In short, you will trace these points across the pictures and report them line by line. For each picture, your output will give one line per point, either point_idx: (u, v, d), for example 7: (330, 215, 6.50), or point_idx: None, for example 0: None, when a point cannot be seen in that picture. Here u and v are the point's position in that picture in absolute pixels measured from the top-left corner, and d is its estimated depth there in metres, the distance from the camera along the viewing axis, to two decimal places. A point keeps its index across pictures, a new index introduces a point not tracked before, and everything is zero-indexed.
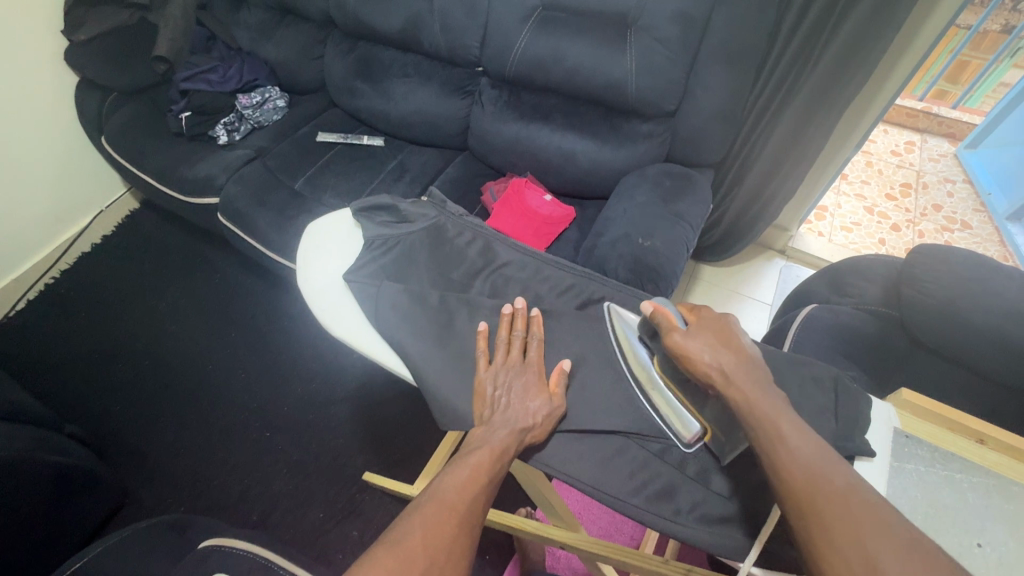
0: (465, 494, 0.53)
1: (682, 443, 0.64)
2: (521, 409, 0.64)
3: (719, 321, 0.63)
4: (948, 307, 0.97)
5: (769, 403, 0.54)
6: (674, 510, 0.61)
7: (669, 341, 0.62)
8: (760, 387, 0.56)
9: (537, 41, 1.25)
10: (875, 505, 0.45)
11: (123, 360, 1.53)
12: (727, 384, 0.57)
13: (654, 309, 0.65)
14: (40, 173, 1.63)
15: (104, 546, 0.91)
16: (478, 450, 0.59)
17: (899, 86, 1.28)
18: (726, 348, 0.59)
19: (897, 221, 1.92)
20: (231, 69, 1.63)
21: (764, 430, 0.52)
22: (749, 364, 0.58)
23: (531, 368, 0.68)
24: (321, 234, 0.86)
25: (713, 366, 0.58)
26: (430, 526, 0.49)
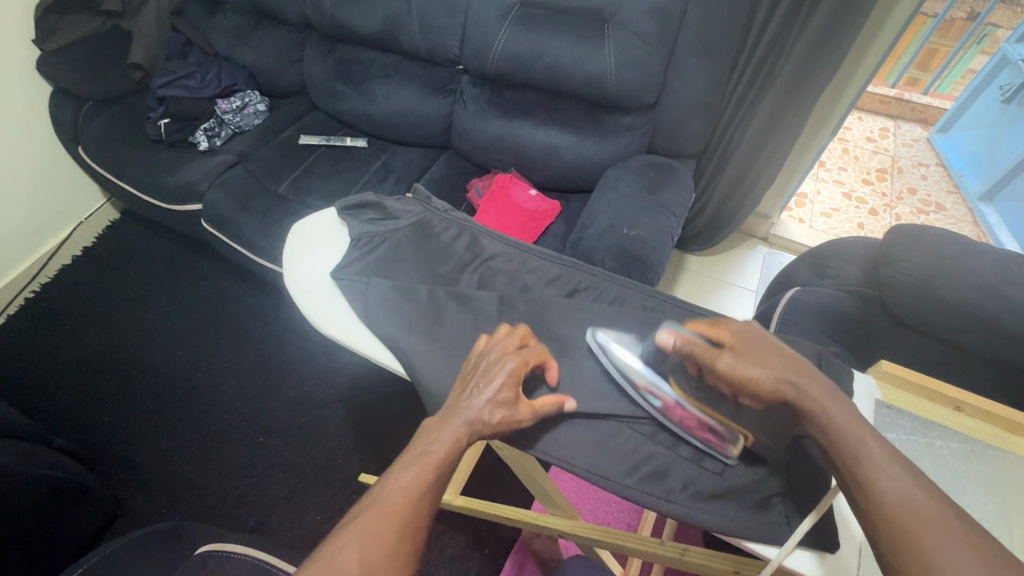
0: (410, 498, 0.52)
1: (722, 453, 0.61)
2: (485, 403, 0.60)
3: (746, 330, 0.61)
4: (925, 285, 1.01)
5: (856, 422, 0.51)
6: (666, 488, 0.62)
7: (717, 369, 0.59)
8: (833, 395, 0.53)
9: (516, 38, 1.26)
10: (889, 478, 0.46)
11: (110, 371, 1.51)
12: (805, 400, 0.54)
13: (677, 343, 0.62)
14: (16, 186, 1.60)
15: (102, 554, 0.91)
16: (430, 448, 0.56)
17: (871, 72, 1.31)
18: (778, 361, 0.56)
19: (875, 206, 1.96)
20: (209, 75, 1.61)
21: (847, 451, 0.49)
22: (805, 370, 0.56)
23: (513, 371, 0.62)
24: (307, 231, 0.86)
25: (776, 384, 0.55)
26: (367, 538, 0.49)
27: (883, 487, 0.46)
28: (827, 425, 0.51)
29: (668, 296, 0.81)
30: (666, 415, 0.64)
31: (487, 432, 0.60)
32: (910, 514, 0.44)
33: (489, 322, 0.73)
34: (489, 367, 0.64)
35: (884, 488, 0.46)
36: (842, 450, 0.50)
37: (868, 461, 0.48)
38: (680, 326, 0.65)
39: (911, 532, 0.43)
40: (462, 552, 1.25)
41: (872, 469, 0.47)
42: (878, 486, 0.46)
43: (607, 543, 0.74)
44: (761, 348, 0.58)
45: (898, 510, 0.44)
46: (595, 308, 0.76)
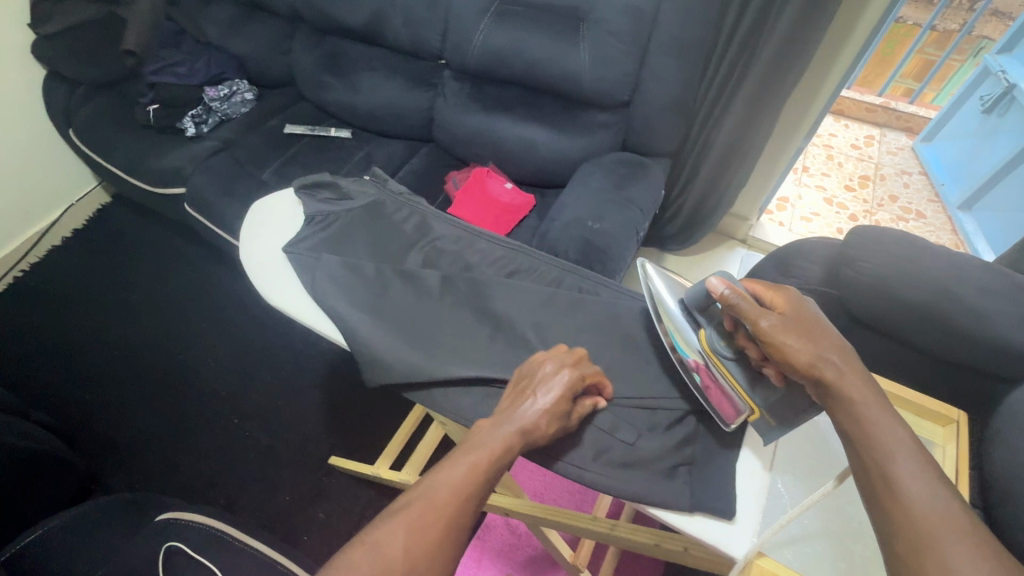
0: (456, 496, 0.52)
1: (722, 421, 0.64)
2: (538, 413, 0.59)
3: (800, 304, 0.61)
4: (880, 284, 1.02)
5: (891, 424, 0.51)
6: (581, 457, 0.65)
7: (753, 328, 0.59)
8: (873, 389, 0.53)
9: (495, 33, 1.29)
10: (925, 498, 0.46)
11: (92, 351, 1.54)
12: (840, 383, 0.54)
13: (728, 293, 0.62)
14: (7, 166, 1.65)
15: (61, 517, 0.96)
16: (481, 448, 0.56)
17: (844, 78, 1.34)
18: (824, 341, 0.57)
19: (855, 212, 1.98)
20: (198, 63, 1.65)
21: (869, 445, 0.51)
22: (852, 358, 0.56)
23: (568, 381, 0.62)
24: (265, 210, 0.89)
25: (812, 359, 0.55)
26: (413, 529, 0.50)
27: (915, 496, 0.46)
28: (855, 414, 0.53)
29: (604, 280, 0.83)
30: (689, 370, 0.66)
31: (538, 440, 0.59)
32: (933, 519, 0.45)
33: (430, 299, 0.77)
34: (544, 380, 0.62)
35: (917, 497, 0.46)
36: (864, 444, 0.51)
37: (903, 467, 0.48)
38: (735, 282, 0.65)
39: (937, 542, 0.44)
40: None
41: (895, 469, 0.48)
42: (912, 493, 0.47)
43: (548, 521, 0.77)
44: (812, 323, 0.58)
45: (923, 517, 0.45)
46: (534, 288, 0.79)
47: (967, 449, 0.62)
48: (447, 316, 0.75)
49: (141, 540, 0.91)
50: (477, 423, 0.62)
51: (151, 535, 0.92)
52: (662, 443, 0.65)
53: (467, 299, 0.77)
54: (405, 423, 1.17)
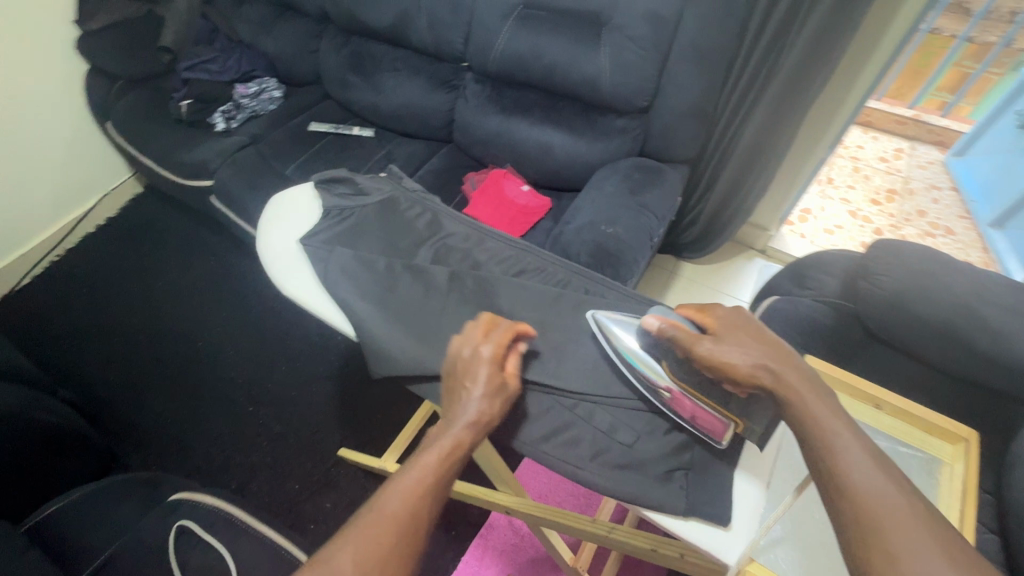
0: (409, 499, 0.52)
1: (713, 440, 0.63)
2: (474, 393, 0.61)
3: (729, 316, 0.63)
4: (898, 299, 0.99)
5: (829, 412, 0.52)
6: (578, 455, 0.67)
7: (696, 351, 0.61)
8: (812, 384, 0.55)
9: (517, 37, 1.30)
10: (870, 487, 0.46)
11: (118, 335, 1.60)
12: (780, 386, 0.55)
13: (662, 325, 0.64)
14: (48, 154, 1.73)
15: (82, 492, 1.00)
16: (429, 450, 0.57)
17: (869, 89, 1.32)
18: (760, 347, 0.58)
19: (880, 226, 1.94)
20: (230, 61, 1.71)
21: (820, 443, 0.50)
22: (788, 358, 0.57)
23: (491, 356, 0.64)
24: (284, 202, 0.92)
25: (755, 370, 0.57)
26: (366, 543, 0.49)
27: (859, 483, 0.46)
28: (801, 412, 0.53)
29: (611, 284, 0.84)
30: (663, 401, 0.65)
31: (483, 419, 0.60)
32: (892, 518, 0.44)
33: (439, 294, 0.78)
34: (469, 362, 0.64)
35: (862, 484, 0.46)
36: (815, 442, 0.50)
37: (847, 456, 0.48)
38: (668, 312, 0.68)
39: (885, 533, 0.43)
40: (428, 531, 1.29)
41: (849, 469, 0.47)
42: (856, 481, 0.47)
43: (547, 521, 0.78)
44: (744, 334, 0.60)
45: (887, 522, 0.44)
46: (540, 288, 0.80)
47: (976, 468, 0.58)
48: (453, 311, 0.77)
49: (155, 518, 0.94)
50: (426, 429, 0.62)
51: (164, 514, 0.95)
52: (660, 446, 0.66)
53: (474, 296, 0.78)
54: (415, 417, 1.18)
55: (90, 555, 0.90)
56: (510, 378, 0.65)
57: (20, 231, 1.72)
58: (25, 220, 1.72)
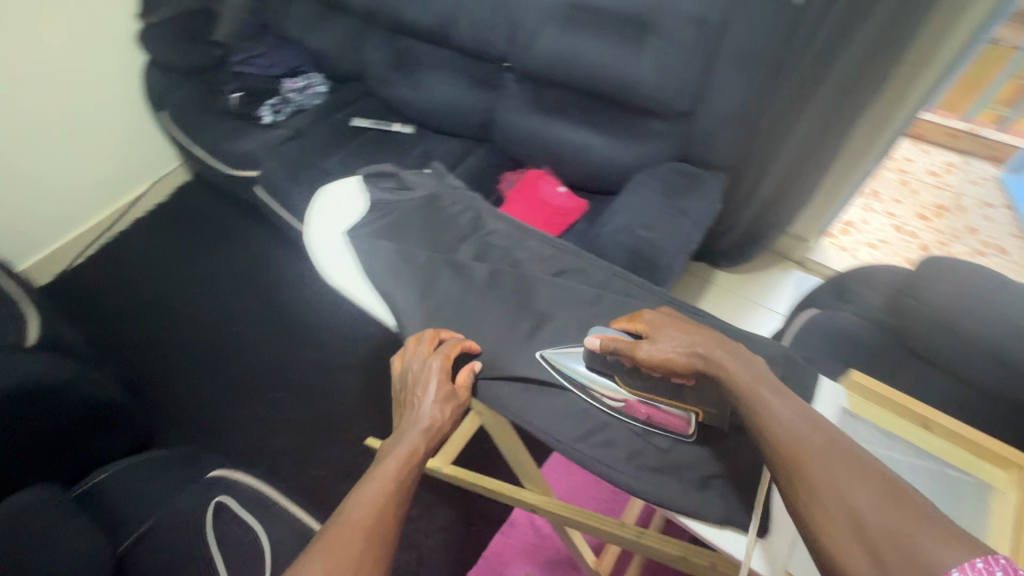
0: (374, 506, 0.56)
1: (681, 435, 0.66)
2: (428, 405, 0.67)
3: (655, 316, 0.69)
4: (947, 316, 0.96)
5: (746, 367, 0.59)
6: (614, 457, 0.67)
7: (639, 357, 0.65)
8: (734, 355, 0.61)
9: (558, 38, 1.29)
10: (790, 426, 0.52)
11: (161, 316, 1.67)
12: (711, 365, 0.61)
13: (603, 343, 0.68)
14: (105, 141, 1.81)
15: (127, 464, 1.04)
16: (389, 459, 0.62)
17: (923, 100, 1.28)
18: (687, 338, 0.64)
19: (927, 242, 1.87)
20: (275, 57, 1.79)
21: (745, 398, 0.56)
22: (710, 339, 0.63)
23: (440, 367, 0.70)
24: (332, 194, 0.96)
25: (689, 358, 0.63)
26: (334, 550, 0.51)
27: (780, 422, 0.53)
28: (728, 381, 0.58)
29: (652, 288, 0.84)
30: (629, 417, 0.67)
31: (438, 425, 0.66)
32: (808, 449, 0.50)
33: (476, 291, 0.81)
34: (420, 376, 0.71)
35: (782, 423, 0.53)
36: (741, 398, 0.57)
37: (769, 402, 0.55)
38: (606, 330, 0.71)
39: (802, 462, 0.49)
40: (449, 525, 1.30)
41: (771, 414, 0.54)
42: (778, 420, 0.53)
43: (573, 522, 0.77)
44: (671, 331, 0.66)
45: (809, 453, 0.49)
46: (580, 288, 0.81)
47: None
48: (490, 307, 0.79)
49: (194, 492, 0.99)
50: (383, 446, 0.67)
51: (201, 489, 0.99)
52: (697, 451, 0.65)
53: (512, 293, 0.80)
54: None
55: (131, 522, 0.95)
56: (459, 388, 0.71)
57: (76, 214, 1.81)
58: (81, 203, 1.81)
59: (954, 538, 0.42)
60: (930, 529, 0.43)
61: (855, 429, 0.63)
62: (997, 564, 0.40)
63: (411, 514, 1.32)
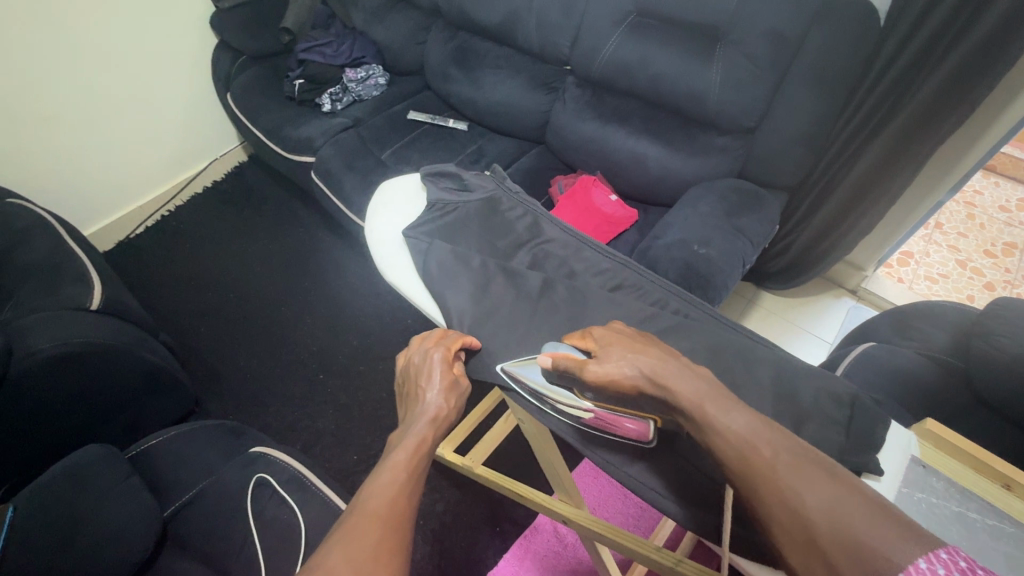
0: (389, 497, 0.57)
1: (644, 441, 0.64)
2: (434, 397, 0.70)
3: (603, 334, 0.67)
4: (1020, 368, 0.88)
5: (687, 378, 0.55)
6: None
7: (586, 375, 0.62)
8: (677, 371, 0.56)
9: (626, 45, 1.29)
10: (733, 431, 0.49)
11: (211, 290, 1.73)
12: (655, 384, 0.57)
13: (553, 360, 0.67)
14: (172, 118, 1.89)
15: (176, 432, 1.09)
16: (397, 450, 0.63)
17: (1009, 132, 1.20)
18: (632, 356, 0.61)
19: (992, 280, 1.77)
20: (344, 45, 1.79)
21: (695, 410, 0.52)
22: (653, 355, 0.60)
23: (441, 359, 0.73)
24: (392, 192, 1.00)
25: (635, 378, 0.59)
26: (353, 540, 0.52)
27: (725, 428, 0.50)
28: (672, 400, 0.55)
29: (710, 312, 0.84)
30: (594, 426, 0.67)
31: (442, 415, 0.69)
32: (753, 456, 0.47)
33: (529, 299, 0.82)
34: (423, 368, 0.73)
35: (727, 430, 0.49)
36: (690, 409, 0.53)
37: (711, 407, 0.51)
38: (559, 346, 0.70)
39: (750, 471, 0.47)
40: (473, 523, 1.31)
41: (721, 425, 0.50)
42: (723, 428, 0.50)
43: (606, 538, 0.76)
44: (617, 349, 0.63)
45: (756, 462, 0.47)
46: (635, 305, 0.82)
47: None
48: (543, 316, 0.80)
49: (237, 465, 1.02)
50: (390, 441, 0.68)
51: (243, 464, 1.02)
52: None
53: (566, 303, 0.81)
54: (476, 408, 1.14)
55: (178, 488, 0.99)
56: (460, 376, 0.74)
57: (140, 185, 1.89)
58: (144, 174, 1.89)
59: (904, 536, 0.39)
60: (881, 527, 0.40)
61: (929, 480, 0.61)
62: (943, 562, 0.37)
63: (437, 508, 1.33)
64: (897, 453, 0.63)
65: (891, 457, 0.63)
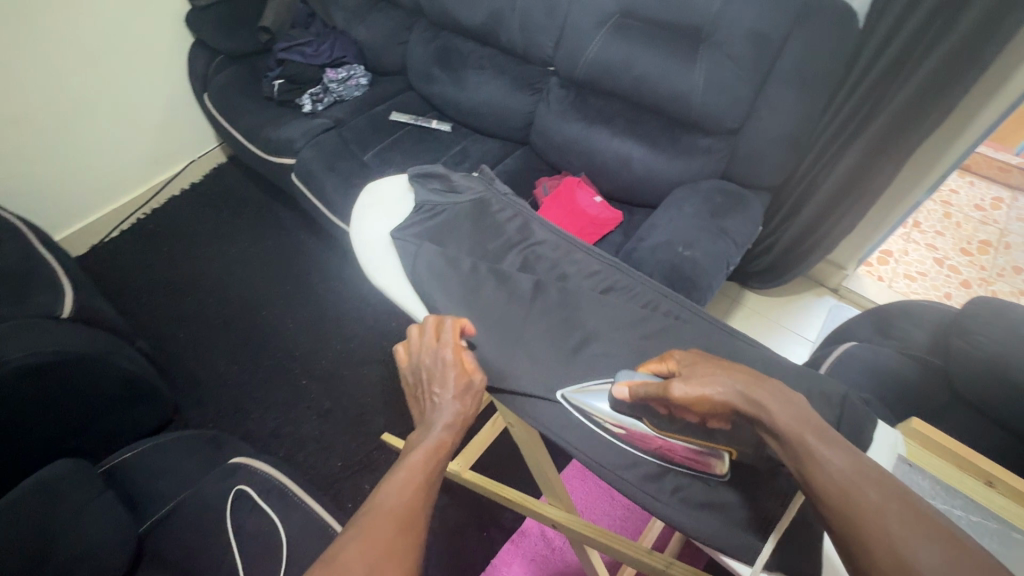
0: (404, 497, 0.56)
1: (710, 476, 0.65)
2: (451, 400, 0.68)
3: (685, 355, 0.64)
4: (998, 365, 0.90)
5: (796, 413, 0.53)
6: (658, 489, 0.67)
7: (673, 396, 0.60)
8: (776, 394, 0.56)
9: (610, 45, 1.28)
10: (840, 471, 0.48)
11: (189, 295, 1.69)
12: (751, 405, 0.56)
13: (631, 389, 0.65)
14: (148, 118, 1.84)
15: (153, 443, 1.06)
16: (414, 451, 0.62)
17: (984, 132, 1.23)
18: (722, 374, 0.59)
19: (969, 278, 1.81)
20: (324, 45, 1.75)
21: (797, 449, 0.51)
22: (749, 375, 0.59)
23: (453, 357, 0.70)
24: (378, 193, 0.98)
25: (729, 396, 0.58)
26: (369, 538, 0.51)
27: (830, 466, 0.49)
28: (771, 425, 0.54)
29: (701, 311, 0.84)
30: (652, 456, 0.67)
31: (458, 420, 0.67)
32: (861, 498, 0.46)
33: (521, 302, 0.81)
34: (436, 365, 0.70)
35: (831, 468, 0.48)
36: (792, 446, 0.52)
37: (817, 445, 0.50)
38: (633, 373, 0.68)
39: (855, 512, 0.45)
40: (461, 529, 1.29)
41: (826, 467, 0.49)
42: (828, 465, 0.49)
43: (596, 542, 0.75)
44: (702, 368, 0.61)
45: (864, 505, 0.46)
46: (627, 307, 0.82)
47: None
48: (536, 320, 0.80)
49: (216, 476, 1.00)
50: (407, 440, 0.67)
51: (224, 475, 1.00)
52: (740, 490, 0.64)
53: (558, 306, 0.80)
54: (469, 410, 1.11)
55: (155, 502, 0.96)
56: (476, 377, 0.71)
57: (114, 188, 1.83)
58: (118, 177, 1.83)
59: None
60: None
61: (915, 478, 0.61)
62: None
63: None
64: (884, 451, 0.64)
65: (877, 457, 0.63)
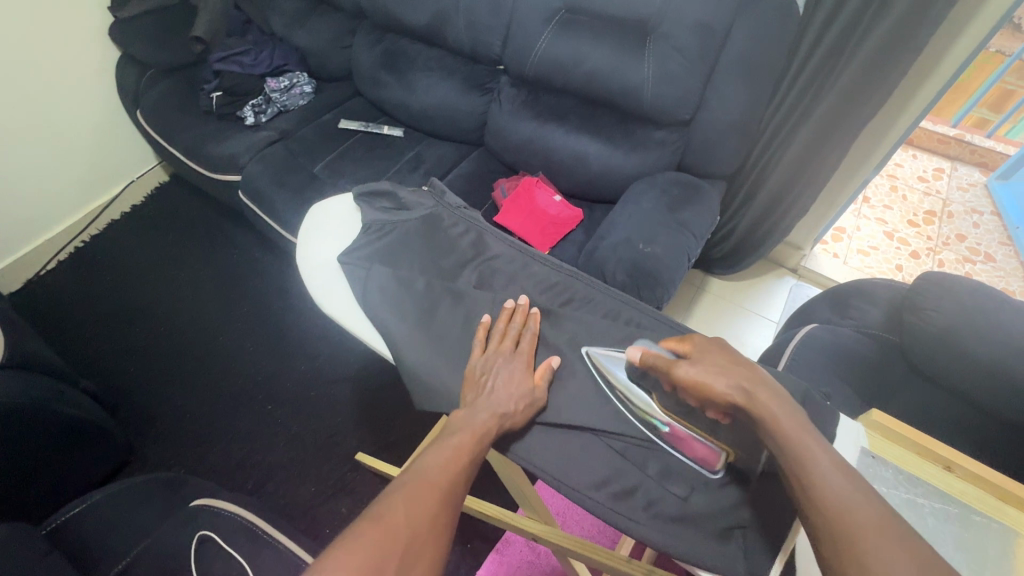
0: (446, 473, 0.58)
1: (705, 469, 0.67)
2: (505, 395, 0.69)
3: (708, 341, 0.65)
4: (950, 339, 0.93)
5: (801, 428, 0.54)
6: (631, 506, 0.67)
7: (676, 374, 0.63)
8: (779, 398, 0.57)
9: (558, 41, 1.26)
10: (837, 494, 0.49)
11: (139, 325, 1.60)
12: (749, 403, 0.57)
13: (643, 354, 0.70)
14: (79, 140, 1.73)
15: (106, 492, 1.00)
16: (461, 432, 0.63)
17: (923, 109, 1.26)
18: (729, 369, 0.60)
19: (917, 248, 1.87)
20: (263, 53, 1.68)
21: (795, 456, 0.52)
22: (757, 375, 0.60)
23: (522, 363, 0.73)
24: (324, 216, 0.95)
25: (731, 392, 0.59)
26: (415, 501, 0.53)
27: (828, 488, 0.49)
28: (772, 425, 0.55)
29: (661, 315, 0.84)
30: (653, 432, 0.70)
31: (509, 417, 0.68)
32: (857, 521, 0.47)
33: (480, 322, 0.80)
34: (500, 362, 0.73)
35: (829, 490, 0.49)
36: (791, 456, 0.52)
37: (818, 465, 0.51)
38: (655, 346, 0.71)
39: (848, 535, 0.46)
40: None
41: (825, 487, 0.49)
42: (826, 486, 0.49)
43: (578, 554, 0.74)
44: (715, 357, 0.62)
45: (858, 528, 0.46)
46: (587, 318, 0.81)
47: None
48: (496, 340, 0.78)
49: (176, 522, 0.94)
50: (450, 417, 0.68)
51: (185, 520, 0.94)
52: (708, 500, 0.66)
53: None
54: None
55: (111, 556, 0.90)
56: (537, 386, 0.72)
57: (46, 217, 1.72)
58: (50, 205, 1.71)
59: None
60: None
61: (878, 469, 0.62)
62: None
63: None
64: (847, 443, 0.64)
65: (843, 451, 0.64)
